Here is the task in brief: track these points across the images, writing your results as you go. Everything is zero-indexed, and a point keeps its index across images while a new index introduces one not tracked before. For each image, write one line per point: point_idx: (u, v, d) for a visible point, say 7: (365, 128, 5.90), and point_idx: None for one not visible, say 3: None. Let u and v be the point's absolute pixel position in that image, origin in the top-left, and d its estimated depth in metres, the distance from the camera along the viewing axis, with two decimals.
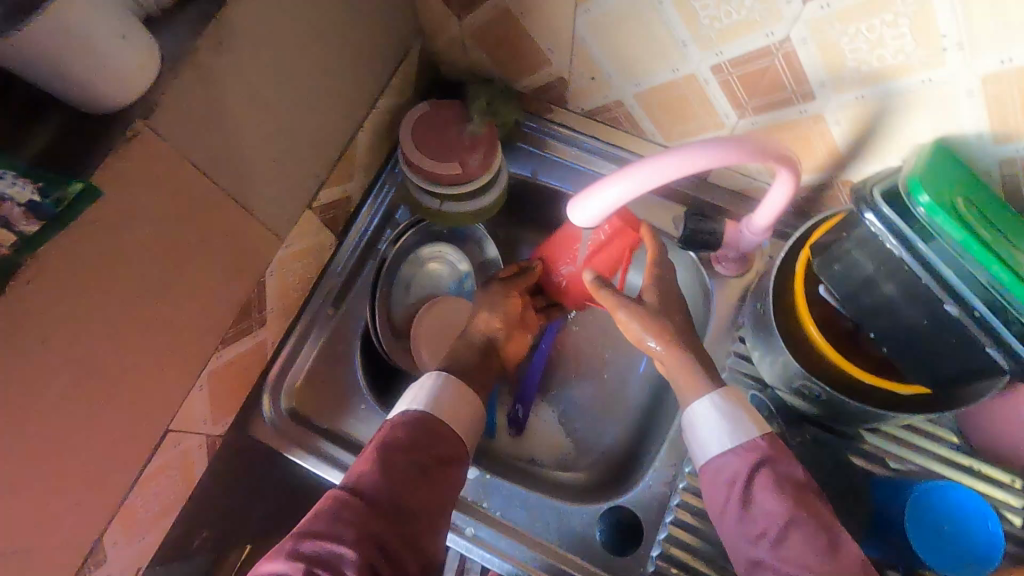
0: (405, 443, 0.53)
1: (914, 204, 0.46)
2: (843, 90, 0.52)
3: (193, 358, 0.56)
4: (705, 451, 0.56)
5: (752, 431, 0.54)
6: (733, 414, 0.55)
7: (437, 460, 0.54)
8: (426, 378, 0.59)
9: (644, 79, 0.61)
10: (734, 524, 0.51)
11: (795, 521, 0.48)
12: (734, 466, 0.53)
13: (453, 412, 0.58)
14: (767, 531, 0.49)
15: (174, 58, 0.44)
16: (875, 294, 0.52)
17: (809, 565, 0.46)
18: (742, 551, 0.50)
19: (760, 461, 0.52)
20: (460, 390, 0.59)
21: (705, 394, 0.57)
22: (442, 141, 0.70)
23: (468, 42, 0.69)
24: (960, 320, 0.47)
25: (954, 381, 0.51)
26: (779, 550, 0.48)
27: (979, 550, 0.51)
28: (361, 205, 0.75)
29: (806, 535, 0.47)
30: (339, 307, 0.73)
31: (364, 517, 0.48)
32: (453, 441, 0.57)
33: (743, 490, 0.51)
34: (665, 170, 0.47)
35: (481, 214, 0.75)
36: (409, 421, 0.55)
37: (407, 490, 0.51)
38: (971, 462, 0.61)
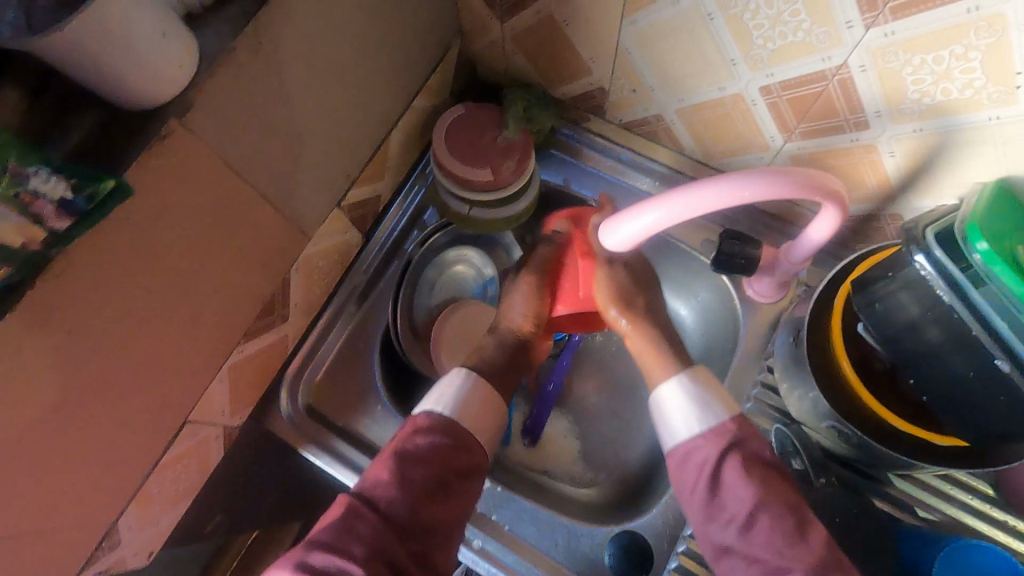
0: (423, 453, 0.53)
1: (971, 250, 0.44)
2: (901, 121, 0.49)
3: (215, 351, 0.56)
4: (671, 432, 0.56)
5: (720, 415, 0.55)
6: (700, 397, 0.56)
7: (454, 472, 0.54)
8: (453, 378, 0.59)
9: (689, 95, 0.59)
10: (700, 507, 0.52)
11: (764, 507, 0.50)
12: (704, 451, 0.53)
13: (476, 414, 0.57)
14: (736, 516, 0.50)
15: (212, 56, 0.43)
16: (918, 340, 0.49)
17: (780, 551, 0.48)
18: (710, 534, 0.52)
19: (731, 445, 0.53)
20: (487, 389, 0.58)
21: (673, 375, 0.57)
22: (476, 146, 0.68)
23: (508, 45, 0.68)
24: (1010, 376, 0.45)
25: (997, 440, 0.48)
26: (747, 536, 0.49)
27: None
28: (389, 205, 0.75)
29: (773, 523, 0.49)
30: (362, 306, 0.73)
31: (375, 530, 0.49)
32: (473, 450, 0.56)
33: (711, 476, 0.52)
34: (713, 202, 0.45)
35: (510, 221, 0.74)
36: (427, 430, 0.55)
37: (420, 505, 0.51)
38: (1005, 517, 0.58)
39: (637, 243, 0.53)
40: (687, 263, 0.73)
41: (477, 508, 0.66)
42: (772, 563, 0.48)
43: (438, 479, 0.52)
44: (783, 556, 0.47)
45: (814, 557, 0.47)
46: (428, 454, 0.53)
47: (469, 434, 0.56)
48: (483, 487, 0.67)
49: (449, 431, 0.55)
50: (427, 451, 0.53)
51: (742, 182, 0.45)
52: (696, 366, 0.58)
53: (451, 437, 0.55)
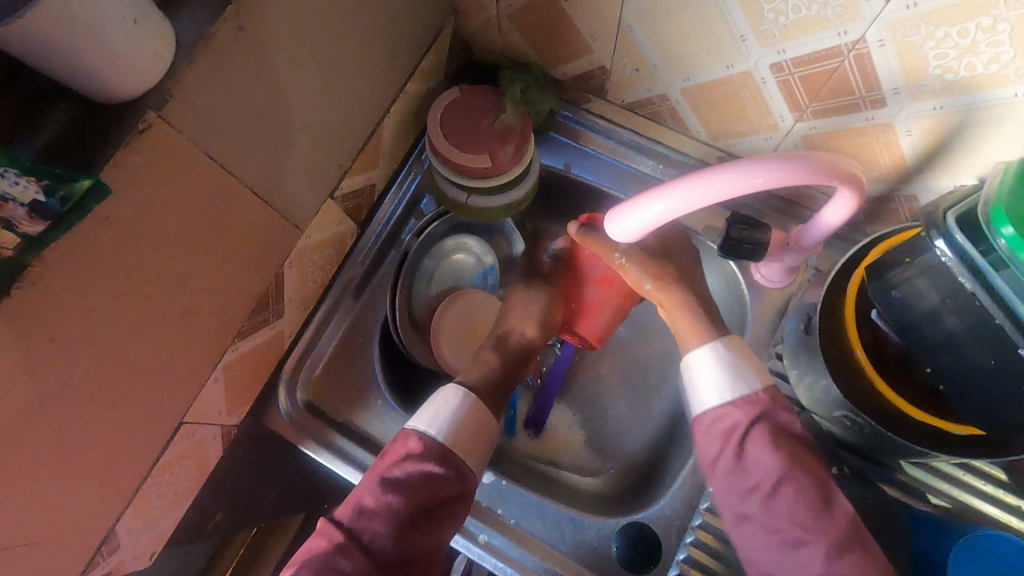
0: (412, 483, 0.51)
1: (995, 236, 0.41)
2: (920, 99, 0.46)
3: (208, 352, 0.54)
4: (699, 397, 0.54)
5: (754, 385, 0.53)
6: (735, 363, 0.54)
7: (441, 501, 0.52)
8: (445, 399, 0.57)
9: (695, 73, 0.56)
10: (724, 474, 0.51)
11: (791, 476, 0.48)
12: (734, 417, 0.52)
13: (469, 439, 0.56)
14: (760, 485, 0.49)
15: (190, 43, 0.40)
16: (936, 327, 0.48)
17: (800, 522, 0.47)
18: (731, 503, 0.50)
19: (761, 414, 0.51)
20: (479, 412, 0.57)
21: (707, 341, 0.56)
22: (473, 131, 0.66)
23: (504, 24, 0.65)
24: None
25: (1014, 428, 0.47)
26: (770, 505, 0.48)
27: None
28: (384, 193, 0.72)
29: (798, 491, 0.48)
30: (359, 298, 0.71)
31: (357, 567, 0.48)
32: (462, 478, 0.54)
33: (738, 442, 0.51)
34: (717, 188, 0.43)
35: (510, 208, 0.71)
36: (416, 457, 0.53)
37: (406, 538, 0.50)
38: (1019, 502, 0.57)
39: (646, 234, 0.50)
40: (693, 248, 0.71)
41: (481, 502, 0.65)
42: (793, 535, 0.47)
43: (426, 511, 0.51)
44: (807, 528, 0.46)
45: (837, 532, 0.46)
46: (415, 483, 0.51)
47: (459, 460, 0.54)
48: (487, 480, 0.66)
49: (437, 460, 0.53)
50: (414, 480, 0.52)
51: (747, 172, 0.42)
52: (728, 334, 0.57)
53: (440, 466, 0.53)
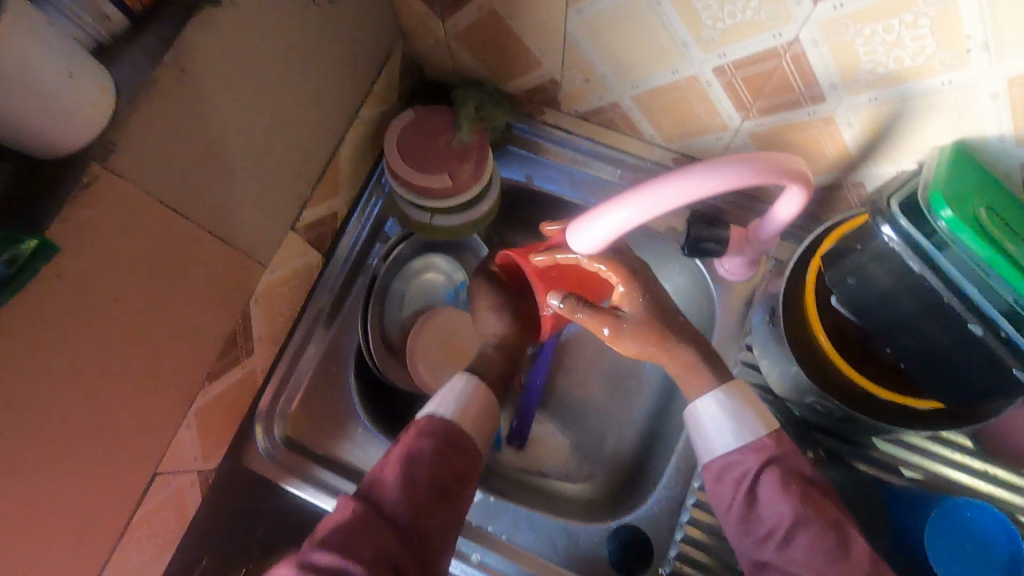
0: (428, 457, 0.51)
1: (936, 218, 0.44)
2: (857, 92, 0.48)
3: (179, 398, 0.53)
4: (710, 445, 0.55)
5: (759, 430, 0.53)
6: (738, 412, 0.54)
7: (454, 475, 0.52)
8: (455, 382, 0.57)
9: (643, 81, 0.58)
10: (739, 523, 0.51)
11: (801, 524, 0.48)
12: (743, 465, 0.52)
13: (475, 418, 0.56)
14: (774, 531, 0.49)
15: (133, 91, 0.40)
16: (892, 309, 0.49)
17: (816, 568, 0.47)
18: (748, 551, 0.51)
19: (769, 460, 0.52)
20: (487, 396, 0.58)
21: (709, 391, 0.56)
22: (430, 152, 0.65)
23: (452, 43, 0.65)
24: (984, 340, 0.45)
25: (974, 400, 0.49)
26: (785, 552, 0.48)
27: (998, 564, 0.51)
28: (347, 220, 0.71)
29: (812, 538, 0.47)
30: (331, 326, 0.70)
31: (380, 536, 0.47)
32: (472, 455, 0.55)
33: (749, 491, 0.51)
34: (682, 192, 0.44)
35: (475, 224, 0.71)
36: (430, 435, 0.53)
37: (423, 508, 0.49)
38: (986, 467, 0.60)
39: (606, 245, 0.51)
40: (657, 249, 0.72)
41: (471, 521, 0.65)
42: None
43: (439, 483, 0.51)
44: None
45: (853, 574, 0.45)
46: (433, 458, 0.52)
47: (469, 438, 0.55)
48: (476, 499, 0.66)
49: (450, 435, 0.54)
50: (429, 454, 0.52)
51: (703, 178, 0.43)
52: (734, 379, 0.57)
53: (453, 442, 0.54)
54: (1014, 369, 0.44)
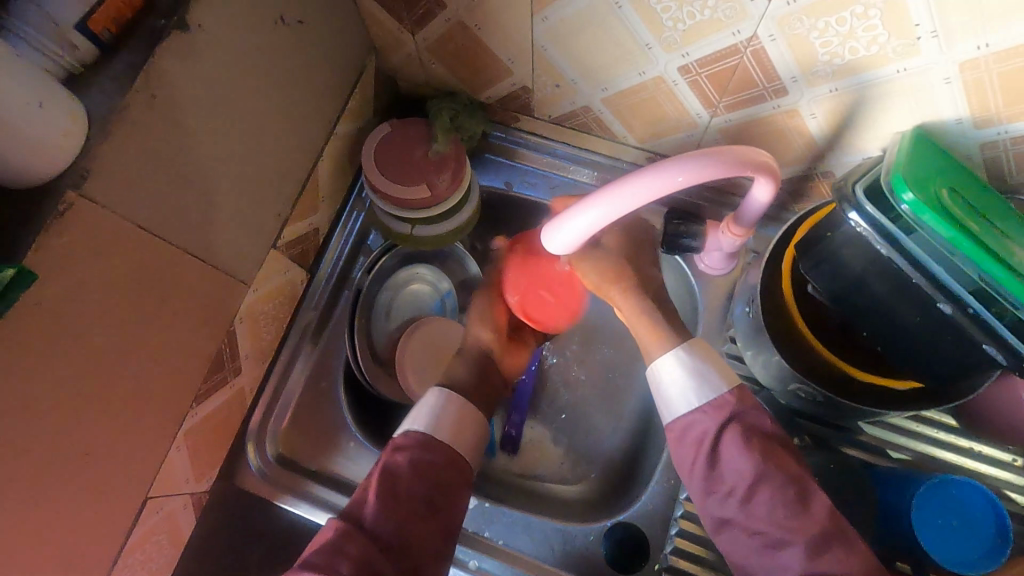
0: (409, 470, 0.52)
1: (898, 202, 0.45)
2: (817, 84, 0.50)
3: (167, 420, 0.53)
4: (670, 404, 0.54)
5: (720, 387, 0.52)
6: (700, 370, 0.54)
7: (437, 487, 0.52)
8: (430, 396, 0.58)
9: (611, 83, 0.59)
10: (700, 481, 0.50)
11: (762, 480, 0.48)
12: (704, 424, 0.52)
13: (456, 429, 0.56)
14: (736, 489, 0.49)
15: (104, 118, 0.41)
16: (865, 294, 0.50)
17: (779, 523, 0.46)
18: (711, 510, 0.50)
19: (730, 417, 0.51)
20: (464, 404, 0.57)
21: (671, 351, 0.55)
22: (406, 162, 0.65)
23: (424, 56, 0.66)
24: (954, 318, 0.46)
25: (951, 378, 0.50)
26: (747, 509, 0.48)
27: (989, 543, 0.51)
28: (330, 235, 0.72)
29: (773, 495, 0.47)
30: (318, 342, 0.70)
31: (362, 551, 0.47)
32: (455, 465, 0.55)
33: (711, 449, 0.50)
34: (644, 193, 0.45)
35: (457, 231, 0.71)
36: (409, 450, 0.54)
37: (405, 521, 0.49)
38: (971, 444, 0.61)
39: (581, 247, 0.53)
40: None
41: (467, 528, 0.65)
42: (772, 535, 0.47)
43: (423, 494, 0.51)
44: (782, 529, 0.46)
45: (812, 530, 0.46)
46: (412, 471, 0.52)
47: (450, 450, 0.55)
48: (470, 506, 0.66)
49: (429, 448, 0.54)
50: (408, 467, 0.52)
51: (668, 177, 0.44)
52: (694, 339, 0.56)
53: (433, 454, 0.54)
54: (985, 347, 0.45)
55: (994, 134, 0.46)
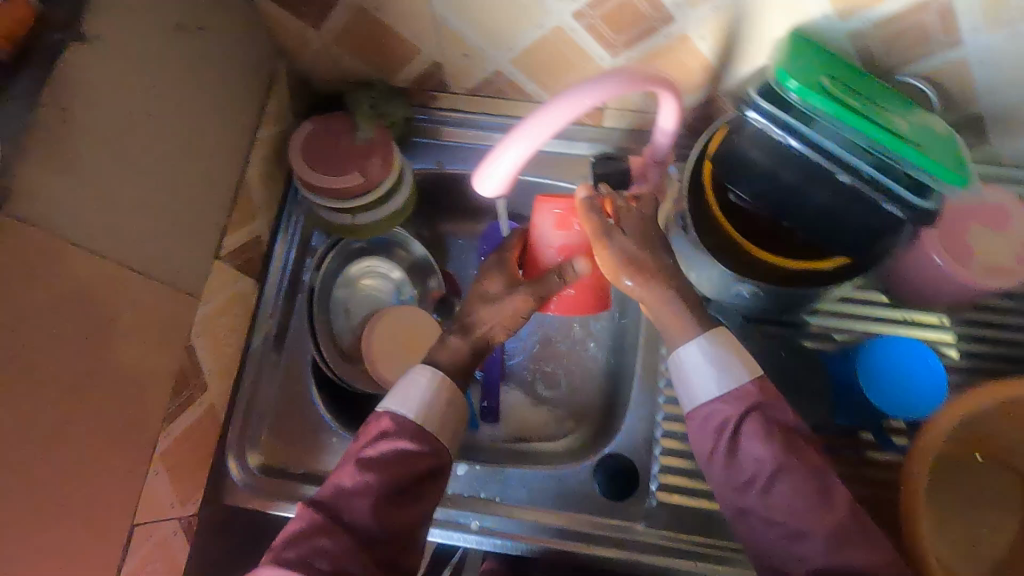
0: (390, 460, 0.50)
1: (786, 92, 0.49)
2: (698, 6, 0.54)
3: (140, 442, 0.53)
4: (691, 393, 0.50)
5: (743, 377, 0.49)
6: (722, 358, 0.50)
7: (418, 475, 0.50)
8: (415, 378, 0.54)
9: (516, 43, 0.62)
10: (720, 471, 0.47)
11: (785, 469, 0.45)
12: (725, 413, 0.48)
13: (438, 417, 0.53)
14: (755, 478, 0.46)
15: (13, 137, 0.41)
16: (779, 185, 0.55)
17: (798, 513, 0.44)
18: (730, 500, 0.47)
19: (752, 407, 0.48)
20: (452, 392, 0.55)
21: (693, 338, 0.51)
22: (336, 154, 0.66)
23: (332, 50, 0.67)
24: (854, 187, 0.51)
25: (866, 245, 0.55)
26: (767, 498, 0.45)
27: (911, 404, 0.57)
28: (273, 242, 0.72)
29: (795, 484, 0.44)
30: (282, 349, 0.70)
31: (339, 548, 0.46)
32: (438, 450, 0.52)
33: (731, 438, 0.47)
34: (575, 105, 0.45)
35: (396, 217, 0.72)
36: (391, 436, 0.51)
37: (383, 515, 0.48)
38: (904, 315, 0.66)
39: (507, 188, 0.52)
40: None
41: (463, 494, 0.66)
42: (792, 527, 0.44)
43: (403, 486, 0.49)
44: (802, 519, 0.44)
45: (833, 521, 0.43)
46: (392, 461, 0.50)
47: (433, 436, 0.52)
48: (463, 472, 0.67)
49: (411, 435, 0.51)
50: (388, 457, 0.50)
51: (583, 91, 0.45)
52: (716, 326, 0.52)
53: (415, 442, 0.51)
54: (885, 206, 0.51)
55: (858, 23, 0.52)
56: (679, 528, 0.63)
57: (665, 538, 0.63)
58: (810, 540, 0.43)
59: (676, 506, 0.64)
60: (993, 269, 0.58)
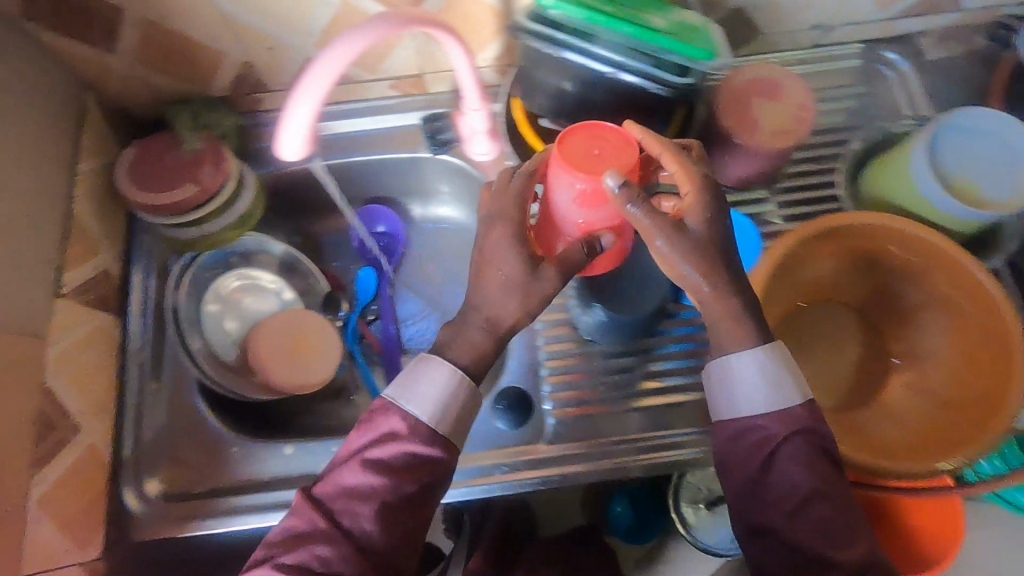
0: (394, 466, 0.50)
1: (544, 9, 0.55)
2: None
3: (9, 493, 0.52)
4: (736, 401, 0.53)
5: (791, 398, 0.52)
6: (774, 374, 0.52)
7: (421, 482, 0.50)
8: (433, 372, 0.52)
9: (312, 26, 0.64)
10: (749, 482, 0.51)
11: (815, 496, 0.49)
12: (767, 431, 0.51)
13: (456, 419, 0.52)
14: (788, 501, 0.49)
15: None
16: (572, 97, 0.61)
17: (822, 540, 0.48)
18: (751, 515, 0.51)
19: (796, 429, 0.51)
20: (472, 394, 0.52)
21: (751, 350, 0.52)
22: (164, 171, 0.67)
23: (138, 70, 0.67)
24: (628, 81, 0.57)
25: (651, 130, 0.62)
26: (796, 519, 0.49)
27: None
28: (127, 273, 0.71)
29: (825, 512, 0.49)
30: (162, 378, 0.69)
31: (339, 552, 0.47)
32: (447, 456, 0.51)
33: (767, 458, 0.51)
34: (342, 55, 0.47)
35: (246, 219, 0.73)
36: (402, 437, 0.50)
37: (385, 521, 0.49)
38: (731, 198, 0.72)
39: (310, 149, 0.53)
40: (421, 168, 0.80)
41: None
42: (812, 551, 0.48)
43: (407, 491, 0.49)
44: (826, 544, 0.48)
45: (856, 555, 0.48)
46: (397, 465, 0.50)
47: (445, 439, 0.51)
48: None
49: (423, 436, 0.50)
50: (395, 460, 0.50)
51: (350, 40, 0.47)
52: (773, 340, 0.54)
53: (424, 445, 0.50)
54: (654, 90, 0.58)
55: None
56: (578, 437, 0.68)
57: (566, 450, 0.67)
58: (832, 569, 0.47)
59: (570, 418, 0.69)
60: (780, 131, 0.65)
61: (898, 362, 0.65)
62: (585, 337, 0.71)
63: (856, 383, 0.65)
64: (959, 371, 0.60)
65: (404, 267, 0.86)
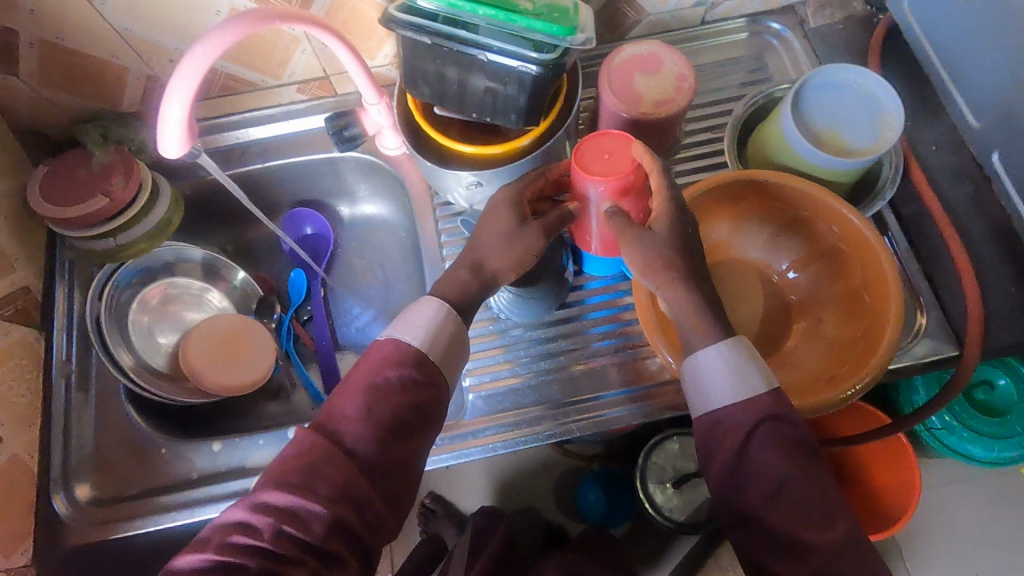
0: (399, 404, 0.52)
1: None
2: None
3: None
4: (707, 395, 0.53)
5: (757, 386, 0.52)
6: (739, 365, 0.52)
7: (416, 406, 0.53)
8: (423, 308, 0.55)
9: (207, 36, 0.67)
10: (727, 462, 0.51)
11: (790, 479, 0.49)
12: (730, 418, 0.52)
13: (446, 348, 0.55)
14: (766, 484, 0.49)
15: None
16: (450, 83, 0.61)
17: (799, 522, 0.48)
18: (730, 497, 0.51)
19: (764, 416, 0.51)
20: (459, 328, 0.56)
21: (715, 343, 0.53)
22: (74, 185, 0.69)
23: (44, 92, 0.69)
24: (495, 60, 0.57)
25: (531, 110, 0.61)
26: (772, 502, 0.49)
27: None
28: (49, 288, 0.73)
29: (801, 494, 0.49)
30: (89, 389, 0.70)
31: (342, 471, 0.50)
32: (437, 385, 0.54)
33: (743, 444, 0.50)
34: (205, 54, 0.50)
35: (164, 229, 0.75)
36: (394, 362, 0.54)
37: (381, 443, 0.51)
38: None
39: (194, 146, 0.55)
40: (338, 167, 0.83)
41: None
42: (790, 534, 0.48)
43: (403, 412, 0.52)
44: (805, 528, 0.48)
45: (833, 533, 0.48)
46: (394, 387, 0.53)
47: (436, 364, 0.55)
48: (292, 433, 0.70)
49: (415, 364, 0.54)
50: (393, 383, 0.53)
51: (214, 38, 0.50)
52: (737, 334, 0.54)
53: (418, 370, 0.54)
54: (520, 67, 0.57)
55: None
56: (495, 408, 0.71)
57: (481, 421, 0.70)
58: (809, 551, 0.47)
59: (484, 392, 0.72)
60: (659, 102, 0.67)
61: (798, 308, 0.68)
62: (499, 315, 0.74)
63: (765, 332, 0.67)
64: (846, 314, 0.64)
65: (335, 268, 0.89)
